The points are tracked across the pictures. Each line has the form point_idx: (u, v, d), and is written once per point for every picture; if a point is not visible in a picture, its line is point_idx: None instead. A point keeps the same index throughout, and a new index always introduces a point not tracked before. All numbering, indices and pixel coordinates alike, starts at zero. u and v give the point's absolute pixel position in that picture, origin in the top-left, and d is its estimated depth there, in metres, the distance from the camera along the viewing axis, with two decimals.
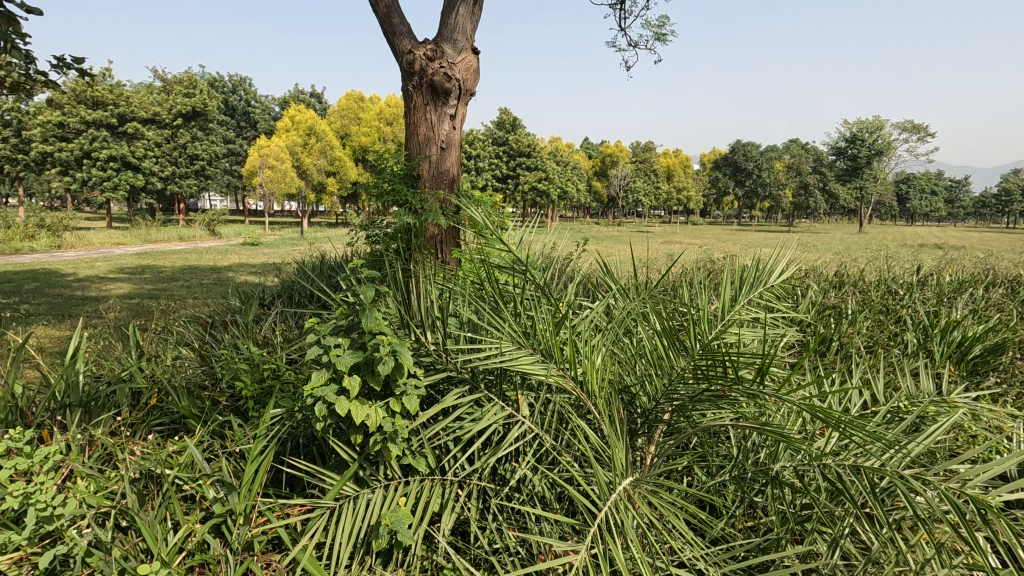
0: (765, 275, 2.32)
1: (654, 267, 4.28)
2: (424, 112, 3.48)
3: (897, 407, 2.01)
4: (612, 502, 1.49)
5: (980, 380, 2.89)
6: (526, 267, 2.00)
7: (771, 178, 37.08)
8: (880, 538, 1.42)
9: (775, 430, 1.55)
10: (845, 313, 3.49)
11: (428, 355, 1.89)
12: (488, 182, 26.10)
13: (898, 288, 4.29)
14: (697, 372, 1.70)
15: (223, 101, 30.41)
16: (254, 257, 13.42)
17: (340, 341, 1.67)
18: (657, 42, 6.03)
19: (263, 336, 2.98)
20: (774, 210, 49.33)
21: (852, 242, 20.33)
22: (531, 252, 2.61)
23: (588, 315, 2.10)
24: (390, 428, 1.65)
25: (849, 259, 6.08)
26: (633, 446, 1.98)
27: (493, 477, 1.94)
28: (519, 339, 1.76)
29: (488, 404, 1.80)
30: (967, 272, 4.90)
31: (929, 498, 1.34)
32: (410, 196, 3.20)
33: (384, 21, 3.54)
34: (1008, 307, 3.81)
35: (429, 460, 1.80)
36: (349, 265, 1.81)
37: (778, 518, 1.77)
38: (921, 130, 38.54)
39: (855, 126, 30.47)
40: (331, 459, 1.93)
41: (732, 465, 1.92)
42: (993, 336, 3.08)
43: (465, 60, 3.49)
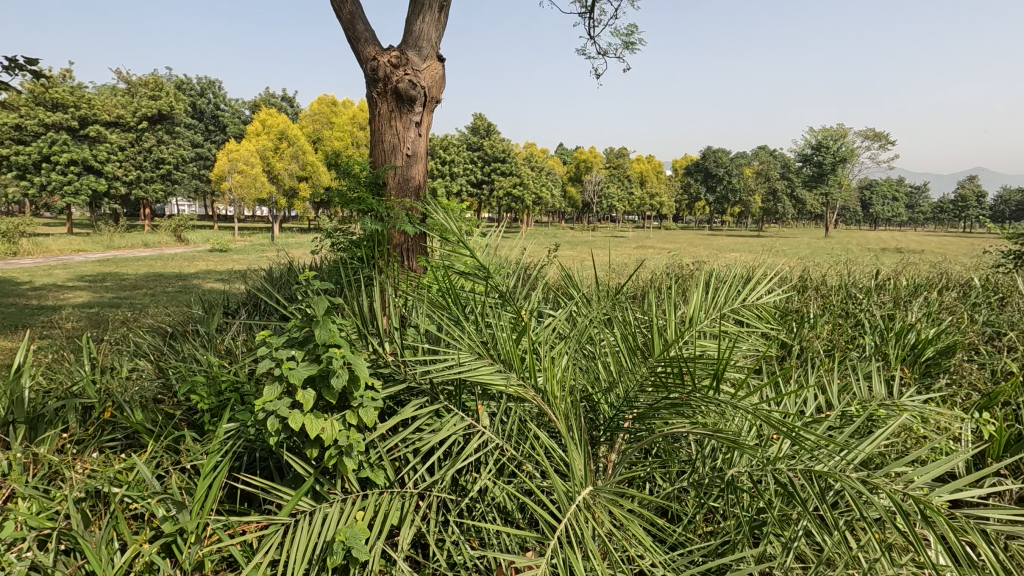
0: (727, 285, 2.35)
1: (623, 273, 4.35)
2: (389, 120, 3.47)
3: (850, 412, 2.06)
4: (573, 513, 1.48)
5: (932, 382, 3.00)
6: (488, 275, 1.99)
7: (741, 184, 37.88)
8: (829, 538, 1.45)
9: (730, 437, 1.57)
10: (807, 317, 3.58)
11: (387, 365, 1.87)
12: (463, 187, 26.10)
13: (858, 292, 4.43)
14: (656, 380, 1.72)
15: (190, 105, 29.78)
16: (222, 264, 13.14)
17: (294, 353, 1.64)
18: (627, 50, 6.15)
19: (225, 347, 2.91)
20: (742, 216, 50.40)
21: (814, 246, 21.04)
22: (497, 259, 2.60)
23: (550, 323, 2.10)
24: (345, 442, 1.62)
25: (812, 263, 6.25)
26: (594, 454, 1.98)
27: (453, 488, 1.93)
28: (478, 349, 1.75)
29: (447, 415, 1.79)
30: (922, 276, 5.10)
31: (871, 500, 1.38)
32: (375, 203, 3.18)
33: (348, 27, 3.51)
34: (959, 309, 3.96)
35: (388, 473, 1.78)
36: (303, 274, 1.77)
37: (735, 522, 1.80)
38: (882, 138, 40.12)
39: (819, 134, 31.37)
40: (289, 473, 1.89)
41: (691, 471, 1.94)
42: (945, 338, 3.19)
43: (430, 68, 3.49)
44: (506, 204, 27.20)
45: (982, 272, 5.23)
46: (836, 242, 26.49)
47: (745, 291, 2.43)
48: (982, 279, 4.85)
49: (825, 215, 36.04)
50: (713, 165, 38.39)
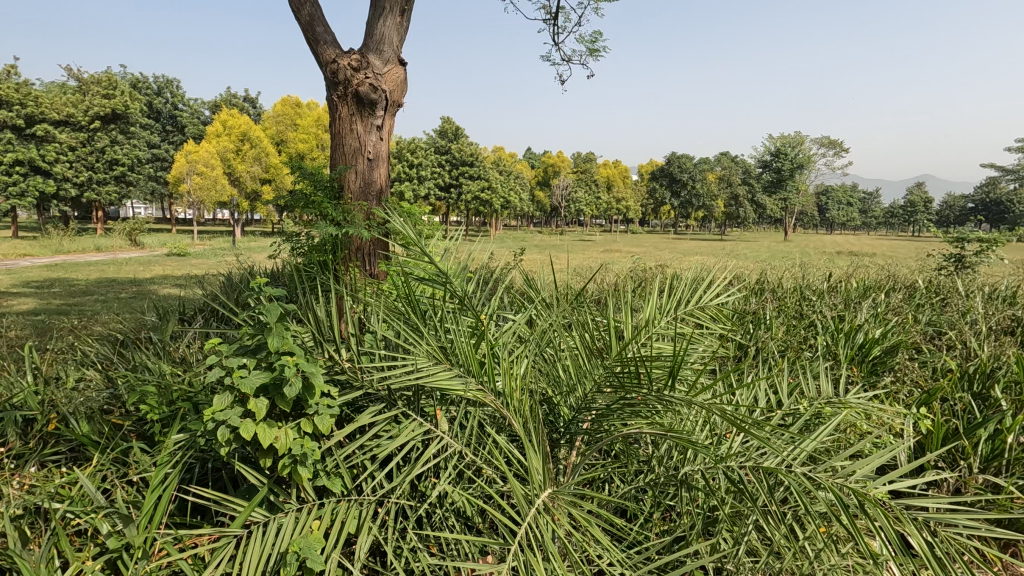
0: (684, 287, 2.38)
1: (587, 276, 4.40)
2: (350, 123, 3.43)
3: (798, 411, 2.13)
4: (533, 517, 1.47)
5: (878, 380, 3.13)
6: (448, 279, 1.98)
7: (704, 189, 38.87)
8: (777, 531, 1.50)
9: (685, 436, 1.60)
10: (764, 319, 3.70)
11: (343, 372, 1.84)
12: (431, 191, 25.91)
13: (812, 294, 4.60)
14: (612, 381, 1.74)
15: (147, 104, 28.79)
16: (178, 269, 12.71)
17: (244, 362, 1.60)
18: (591, 57, 6.24)
19: (179, 355, 2.82)
20: (705, 220, 51.60)
21: (771, 250, 21.66)
22: (458, 263, 2.60)
23: (510, 327, 2.11)
24: (300, 451, 1.59)
25: (770, 266, 6.45)
26: (554, 456, 1.99)
27: (412, 494, 1.92)
28: (436, 354, 1.75)
29: (405, 421, 1.78)
30: (871, 278, 5.33)
31: (816, 495, 1.43)
32: (332, 208, 3.19)
33: (307, 29, 3.47)
34: (904, 310, 4.15)
35: (345, 480, 1.75)
36: (254, 281, 1.73)
37: (690, 520, 1.84)
38: (836, 146, 41.82)
39: (778, 141, 32.45)
40: (242, 484, 1.86)
41: (647, 471, 1.97)
42: (891, 338, 3.34)
43: (392, 71, 3.48)
44: (474, 208, 27.21)
45: (926, 274, 5.50)
46: (795, 246, 27.28)
47: (702, 294, 2.49)
48: (926, 281, 5.09)
49: (784, 219, 37.28)
50: (678, 170, 39.22)
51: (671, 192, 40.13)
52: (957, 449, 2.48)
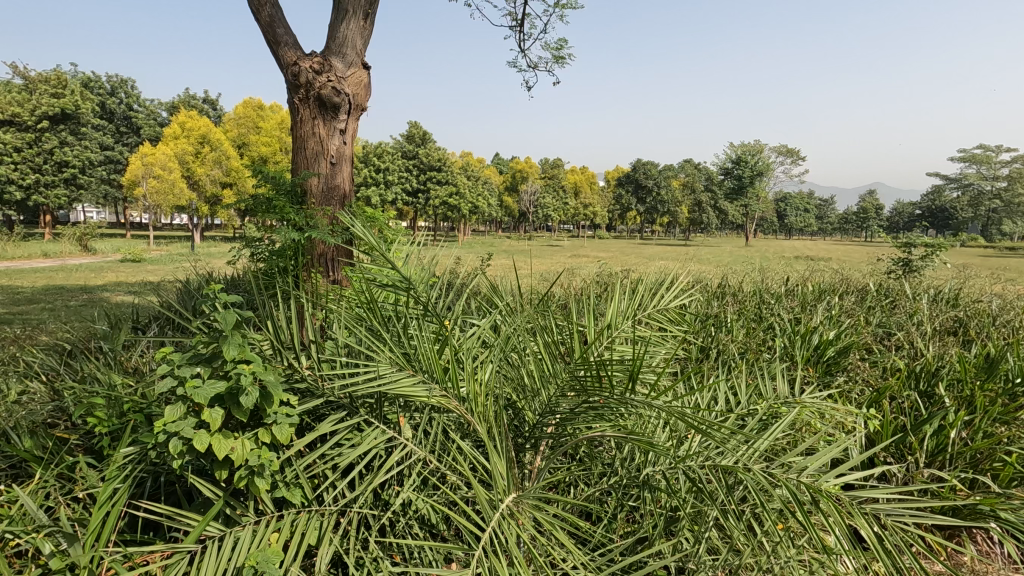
0: (645, 291, 2.42)
1: (554, 282, 4.44)
2: (312, 126, 3.38)
3: (755, 411, 2.19)
4: (497, 521, 1.46)
5: (832, 379, 3.25)
6: (411, 284, 1.96)
7: (669, 196, 39.73)
8: (736, 529, 1.53)
9: (646, 438, 1.62)
10: (724, 323, 3.80)
11: (304, 380, 1.80)
12: (398, 195, 25.68)
13: (770, 297, 4.74)
14: (575, 384, 1.75)
15: (99, 105, 27.70)
16: (132, 276, 12.22)
17: (198, 371, 1.55)
18: (557, 64, 6.31)
19: (132, 364, 2.72)
20: (670, 225, 52.66)
21: (732, 255, 22.24)
22: (423, 268, 2.59)
23: (475, 332, 2.10)
24: (257, 461, 1.55)
25: (731, 271, 6.63)
26: (519, 461, 1.99)
27: (375, 502, 1.89)
28: (398, 360, 1.73)
29: (367, 428, 1.74)
30: (826, 281, 5.53)
31: (771, 492, 1.47)
32: (294, 212, 3.13)
33: (266, 30, 3.40)
34: (856, 312, 4.32)
35: (305, 491, 1.71)
36: (209, 287, 1.68)
37: (653, 520, 1.86)
38: (793, 154, 43.32)
39: (738, 149, 33.44)
40: (198, 498, 1.79)
41: (611, 473, 1.99)
42: (844, 339, 3.47)
43: (355, 75, 3.44)
44: (442, 213, 27.12)
45: (877, 278, 5.74)
46: (756, 250, 28.07)
47: (663, 298, 2.53)
48: (876, 284, 5.31)
49: (745, 225, 38.37)
50: (643, 177, 39.93)
51: (637, 199, 40.83)
52: (905, 445, 2.59)
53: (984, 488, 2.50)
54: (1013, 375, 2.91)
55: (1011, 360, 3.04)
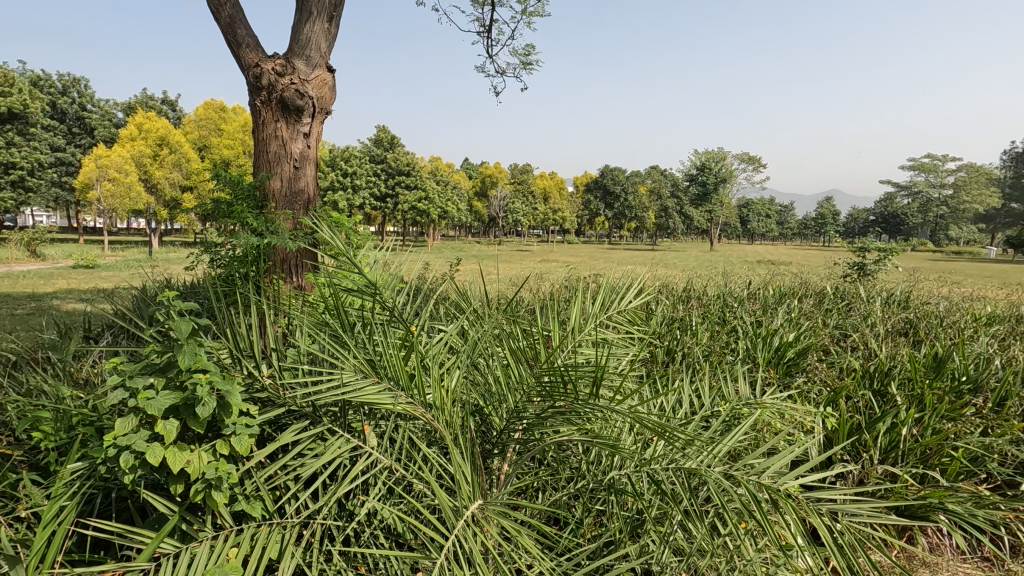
0: (611, 295, 2.45)
1: (523, 287, 4.45)
2: (274, 129, 3.32)
3: (718, 412, 2.24)
4: (462, 529, 1.44)
5: (792, 380, 3.35)
6: (376, 290, 1.93)
7: (636, 201, 40.41)
8: (698, 530, 1.55)
9: (612, 442, 1.63)
10: (689, 326, 3.88)
11: (264, 390, 1.75)
12: (366, 200, 25.37)
13: (733, 301, 4.86)
14: (541, 390, 1.75)
15: (49, 104, 26.52)
16: (84, 282, 11.73)
17: (152, 382, 1.49)
18: (525, 70, 6.36)
19: (82, 376, 2.60)
20: (638, 231, 53.49)
21: (697, 260, 22.74)
22: (389, 274, 2.56)
23: (441, 338, 2.09)
24: (214, 474, 1.50)
25: (697, 275, 6.77)
26: (486, 467, 1.98)
27: (339, 513, 1.85)
28: (362, 367, 1.70)
29: (331, 437, 1.71)
30: (787, 285, 5.70)
31: (731, 493, 1.50)
32: (256, 217, 3.06)
33: (227, 30, 3.32)
34: (815, 315, 4.47)
35: (267, 503, 1.67)
36: (163, 294, 1.62)
37: (619, 523, 1.87)
38: (755, 161, 44.59)
39: (702, 156, 34.27)
40: (152, 513, 1.72)
41: (578, 477, 2.00)
42: (803, 341, 3.58)
43: (319, 77, 3.39)
44: (411, 218, 26.92)
45: (833, 281, 5.95)
46: (720, 255, 28.74)
47: (628, 302, 2.56)
48: (834, 287, 5.50)
49: (709, 230, 39.30)
50: (611, 183, 40.48)
51: (605, 204, 41.34)
52: (860, 443, 2.68)
53: (933, 482, 2.61)
54: (959, 373, 3.06)
55: (957, 359, 3.19)
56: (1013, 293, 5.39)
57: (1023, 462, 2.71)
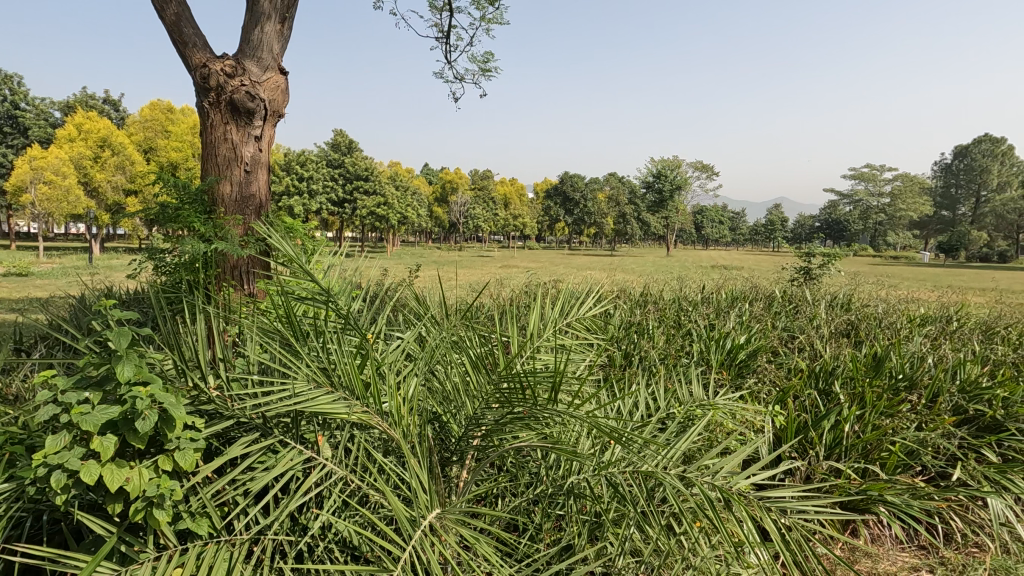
0: (569, 300, 2.46)
1: (483, 293, 4.44)
2: (224, 131, 3.21)
3: (673, 414, 2.28)
4: (418, 539, 1.42)
5: (744, 381, 3.47)
6: (330, 297, 1.88)
7: (595, 208, 41.06)
8: (655, 531, 1.58)
9: (569, 447, 1.64)
10: (646, 330, 3.96)
11: (211, 402, 1.68)
12: (323, 205, 24.81)
13: (688, 305, 4.99)
14: (499, 396, 1.75)
15: None
16: (15, 292, 10.98)
17: (87, 396, 1.41)
18: (484, 76, 6.40)
19: (11, 391, 2.43)
20: (597, 237, 54.30)
21: (652, 265, 23.24)
22: (344, 280, 2.50)
23: (398, 345, 2.05)
24: (156, 492, 1.42)
25: (653, 280, 6.92)
26: (445, 475, 1.96)
27: (292, 527, 1.79)
28: (315, 377, 1.65)
29: (283, 449, 1.65)
30: (739, 289, 5.90)
31: (686, 494, 1.53)
32: (204, 222, 2.94)
33: (172, 29, 3.20)
34: (764, 317, 4.64)
35: (214, 520, 1.60)
36: (98, 302, 1.53)
37: (578, 526, 1.89)
38: (708, 169, 46.03)
39: (658, 164, 35.16)
40: (88, 536, 1.63)
41: (537, 481, 2.01)
42: (753, 343, 3.71)
43: (271, 79, 3.31)
44: (370, 223, 26.55)
45: (782, 285, 6.20)
46: (676, 261, 29.46)
47: (585, 307, 2.58)
48: (782, 291, 5.72)
49: (666, 236, 40.29)
50: (570, 190, 40.95)
51: (565, 210, 41.82)
52: (807, 440, 2.80)
53: (874, 476, 2.75)
54: (896, 372, 3.23)
55: (894, 358, 3.36)
56: (943, 295, 5.75)
57: (953, 454, 2.88)
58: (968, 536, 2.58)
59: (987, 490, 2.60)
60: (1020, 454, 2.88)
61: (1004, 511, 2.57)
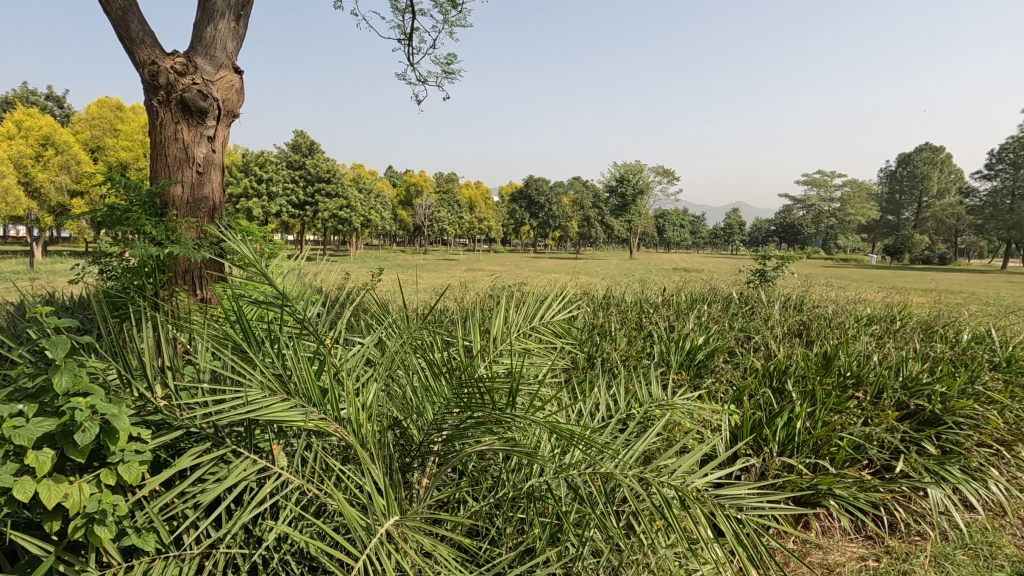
0: (531, 303, 2.46)
1: (446, 297, 4.42)
2: (174, 131, 3.10)
3: (632, 415, 2.31)
4: (376, 547, 1.39)
5: (702, 381, 3.56)
6: (285, 301, 1.83)
7: (559, 211, 41.39)
8: (613, 531, 1.59)
9: (529, 451, 1.64)
10: (608, 333, 4.02)
11: (158, 412, 1.61)
12: (282, 208, 24.20)
13: (650, 307, 5.09)
14: (459, 401, 1.73)
15: None
16: None
17: (22, 409, 1.33)
18: (447, 78, 6.39)
19: None
20: (562, 240, 54.76)
21: (616, 268, 23.57)
22: (303, 285, 2.44)
23: (357, 350, 2.02)
24: (97, 507, 1.35)
25: (616, 283, 7.02)
26: (405, 481, 1.94)
27: (246, 540, 1.73)
28: (269, 384, 1.60)
29: (236, 459, 1.60)
30: (698, 292, 6.05)
31: (643, 494, 1.55)
32: (153, 224, 2.83)
33: (118, 24, 3.08)
34: (722, 319, 4.77)
35: (161, 535, 1.53)
36: (33, 309, 1.44)
37: (540, 529, 1.89)
38: (669, 174, 47.11)
39: (620, 169, 35.76)
40: (23, 556, 1.54)
41: (499, 485, 2.01)
42: (711, 343, 3.80)
43: (224, 78, 3.22)
44: (332, 227, 26.10)
45: (738, 287, 6.39)
46: (640, 264, 29.93)
47: (548, 309, 2.58)
48: (738, 293, 5.90)
49: (629, 240, 40.97)
50: (535, 193, 41.21)
51: (529, 214, 42.03)
52: (761, 437, 2.89)
53: (824, 470, 2.86)
54: (844, 370, 3.37)
55: (842, 356, 3.51)
56: (889, 296, 6.02)
57: (896, 447, 3.03)
58: (911, 525, 2.70)
59: (927, 481, 2.74)
60: (957, 446, 3.04)
61: (943, 500, 2.71)
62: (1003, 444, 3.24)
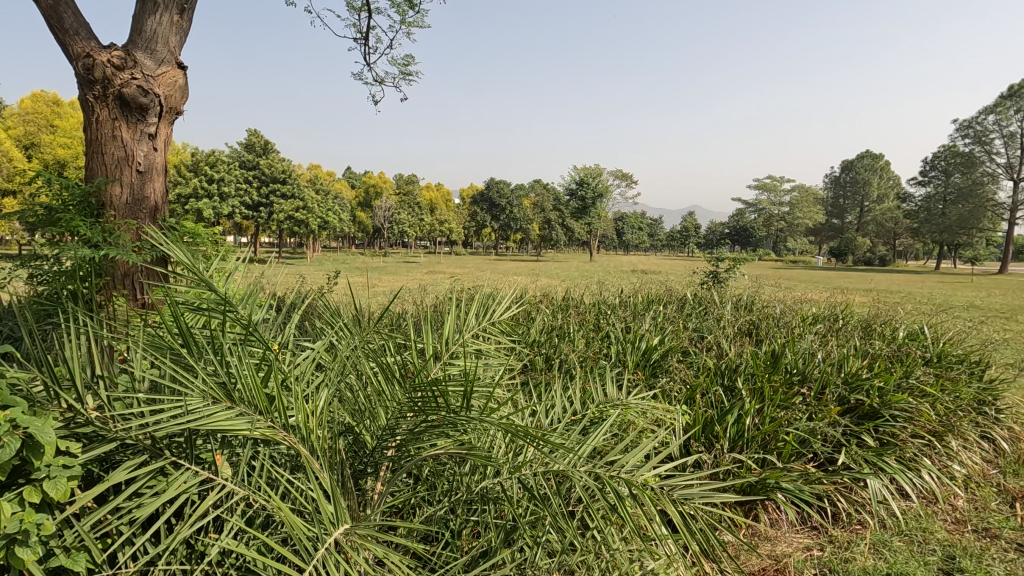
0: (486, 304, 2.44)
1: (404, 300, 4.37)
2: (112, 128, 2.95)
3: (587, 414, 2.33)
4: (324, 556, 1.35)
5: (657, 380, 3.63)
6: (228, 305, 1.76)
7: (521, 214, 41.52)
8: (568, 530, 1.60)
9: (483, 452, 1.63)
10: (566, 334, 4.05)
11: (88, 424, 1.52)
12: (235, 209, 23.38)
13: (608, 308, 5.16)
14: (412, 405, 1.70)
15: None
16: None
17: None
18: (404, 78, 6.32)
19: None
20: (522, 242, 54.95)
21: (577, 270, 23.79)
22: (251, 289, 2.36)
23: (306, 355, 1.96)
24: (19, 527, 1.27)
25: (575, 285, 7.09)
26: (358, 487, 1.90)
27: (186, 555, 1.66)
28: (212, 391, 1.53)
29: (175, 472, 1.52)
30: (654, 293, 6.17)
31: (596, 491, 1.56)
32: (88, 225, 2.68)
33: (49, 14, 2.91)
34: (677, 319, 4.89)
35: (93, 554, 1.45)
36: None
37: (494, 531, 1.88)
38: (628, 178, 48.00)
39: (581, 172, 36.16)
40: None
41: (454, 489, 1.99)
42: (666, 344, 3.89)
43: (167, 74, 3.10)
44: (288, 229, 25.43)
45: (693, 288, 6.55)
46: (600, 266, 30.33)
47: (504, 311, 2.57)
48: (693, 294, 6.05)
49: (590, 243, 41.50)
50: (496, 196, 41.23)
51: (491, 216, 42.00)
52: (712, 434, 2.97)
53: (771, 464, 2.97)
54: (790, 367, 3.51)
55: (789, 354, 3.65)
56: (833, 296, 6.31)
57: (838, 440, 3.17)
58: (852, 514, 2.83)
59: (866, 472, 2.88)
60: (893, 438, 3.20)
61: (881, 490, 2.85)
62: (935, 435, 3.44)
